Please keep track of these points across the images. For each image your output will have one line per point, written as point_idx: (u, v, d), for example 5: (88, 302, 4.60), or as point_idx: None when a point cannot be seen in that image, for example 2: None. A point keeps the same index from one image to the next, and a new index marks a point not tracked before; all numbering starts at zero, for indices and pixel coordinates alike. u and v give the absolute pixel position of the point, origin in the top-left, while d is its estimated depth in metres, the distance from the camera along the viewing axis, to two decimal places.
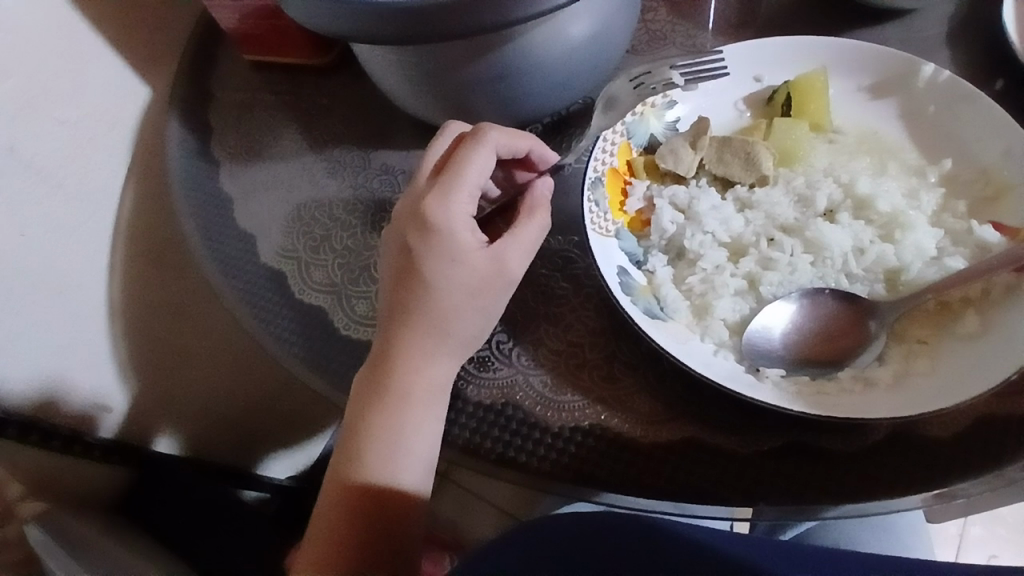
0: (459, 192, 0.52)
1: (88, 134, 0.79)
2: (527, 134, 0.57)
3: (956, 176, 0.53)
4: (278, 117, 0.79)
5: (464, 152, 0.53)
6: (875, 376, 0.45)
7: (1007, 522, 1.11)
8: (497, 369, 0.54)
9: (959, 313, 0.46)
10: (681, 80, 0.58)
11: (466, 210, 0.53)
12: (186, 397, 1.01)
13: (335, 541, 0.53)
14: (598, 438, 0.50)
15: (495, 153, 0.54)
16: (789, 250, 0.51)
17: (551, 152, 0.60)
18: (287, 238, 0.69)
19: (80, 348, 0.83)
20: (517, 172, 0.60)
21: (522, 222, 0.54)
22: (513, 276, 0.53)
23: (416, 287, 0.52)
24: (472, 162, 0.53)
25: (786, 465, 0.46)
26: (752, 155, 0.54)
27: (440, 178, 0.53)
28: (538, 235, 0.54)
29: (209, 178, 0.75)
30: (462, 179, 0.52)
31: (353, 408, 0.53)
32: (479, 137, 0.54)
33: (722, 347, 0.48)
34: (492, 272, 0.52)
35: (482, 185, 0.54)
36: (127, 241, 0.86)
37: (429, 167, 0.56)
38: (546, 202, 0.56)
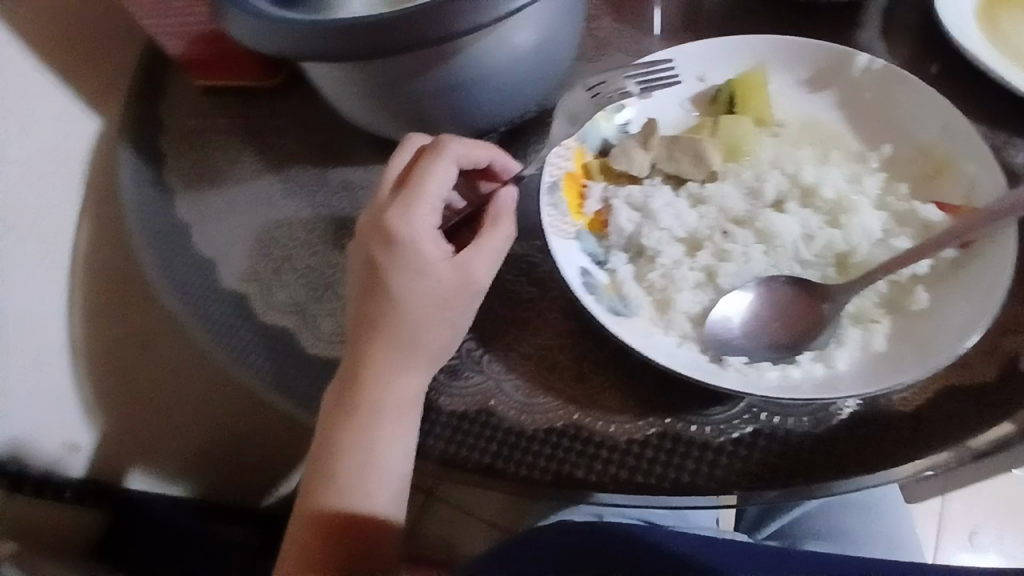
0: (420, 205, 0.53)
1: (37, 170, 0.77)
2: (487, 144, 0.58)
3: (897, 159, 0.56)
4: (234, 140, 0.78)
5: (424, 166, 0.54)
6: (833, 356, 0.47)
7: (984, 493, 1.15)
8: (469, 378, 0.55)
9: (909, 291, 0.49)
10: (635, 89, 0.59)
11: (429, 222, 0.53)
12: (157, 433, 0.99)
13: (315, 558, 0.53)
14: (574, 438, 0.50)
15: (456, 165, 0.55)
16: (742, 241, 0.52)
17: (514, 161, 0.60)
18: (250, 261, 0.68)
19: (41, 389, 0.80)
20: (481, 184, 0.61)
21: (485, 232, 0.54)
22: (480, 286, 0.53)
23: (382, 301, 0.52)
24: (432, 174, 0.53)
25: (756, 450, 0.48)
26: (700, 152, 0.55)
27: (402, 192, 0.54)
28: (503, 244, 0.54)
29: (167, 206, 0.74)
30: (423, 192, 0.53)
31: (326, 425, 0.54)
32: (439, 149, 0.55)
33: (686, 339, 0.49)
34: (458, 283, 0.52)
35: (444, 197, 0.54)
36: (85, 277, 0.84)
37: (390, 181, 0.56)
38: (511, 212, 0.56)
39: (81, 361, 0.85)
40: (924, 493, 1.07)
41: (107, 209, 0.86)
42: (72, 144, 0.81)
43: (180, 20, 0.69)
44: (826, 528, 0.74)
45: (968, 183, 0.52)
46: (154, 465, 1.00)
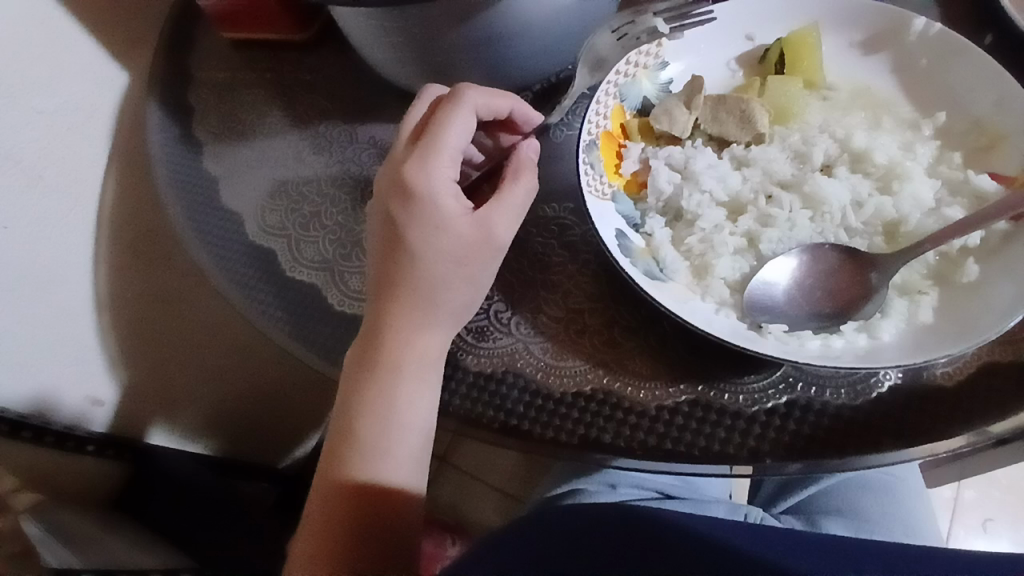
0: (439, 157, 0.51)
1: (67, 122, 0.77)
2: (508, 92, 0.56)
3: (951, 127, 0.52)
4: (260, 95, 0.77)
5: (442, 116, 0.52)
6: (879, 327, 0.44)
7: (1000, 485, 1.13)
8: (496, 338, 0.54)
9: (958, 262, 0.46)
10: (665, 27, 0.56)
11: (448, 175, 0.52)
12: (178, 386, 1.00)
13: (335, 515, 0.52)
14: (601, 403, 0.49)
15: (475, 115, 0.53)
16: (787, 206, 0.50)
17: (536, 111, 0.58)
18: (275, 216, 0.67)
19: (69, 341, 0.82)
20: (501, 135, 0.59)
21: (506, 185, 0.53)
22: (501, 242, 0.52)
23: (401, 256, 0.51)
24: (450, 124, 0.51)
25: (792, 421, 0.46)
26: (747, 112, 0.53)
27: (418, 144, 0.52)
28: (524, 198, 0.53)
29: (193, 160, 0.74)
30: (441, 143, 0.51)
31: (345, 381, 0.53)
32: (456, 99, 0.53)
33: (724, 305, 0.47)
34: (478, 238, 0.51)
35: (463, 148, 0.53)
36: (111, 231, 0.84)
37: (408, 132, 0.55)
38: (533, 163, 0.55)
39: (103, 310, 0.86)
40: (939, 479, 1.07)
41: (132, 164, 0.85)
42: (98, 96, 0.80)
43: None
44: (846, 506, 0.73)
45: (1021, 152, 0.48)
46: (173, 420, 1.02)
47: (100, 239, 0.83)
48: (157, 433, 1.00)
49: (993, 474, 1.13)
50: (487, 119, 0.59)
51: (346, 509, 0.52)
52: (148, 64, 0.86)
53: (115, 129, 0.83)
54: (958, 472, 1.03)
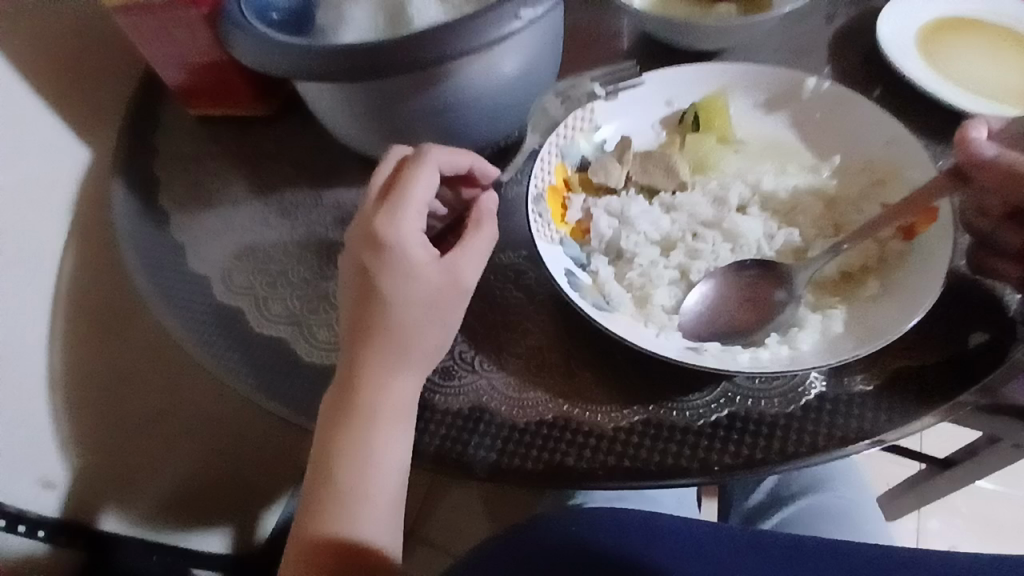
0: (407, 210, 0.55)
1: (29, 198, 0.78)
2: (468, 151, 0.61)
3: (845, 170, 0.61)
4: (226, 166, 0.82)
5: (409, 174, 0.56)
6: (797, 339, 0.51)
7: (959, 512, 1.24)
8: (461, 377, 0.57)
9: (859, 281, 0.54)
10: (602, 91, 0.66)
11: (415, 226, 0.56)
12: (133, 469, 0.98)
13: (314, 568, 0.52)
14: (563, 429, 0.53)
15: (438, 171, 0.58)
16: (711, 242, 0.57)
17: (492, 166, 0.63)
18: (244, 277, 0.70)
19: (21, 423, 0.80)
20: (462, 189, 0.64)
21: (469, 234, 0.58)
22: (467, 286, 0.57)
23: (374, 304, 0.54)
24: (417, 181, 0.56)
25: (735, 431, 0.51)
26: (672, 164, 0.61)
27: (387, 199, 0.56)
28: (486, 246, 0.58)
29: (161, 229, 0.76)
30: (409, 198, 0.56)
31: (322, 431, 0.54)
32: (421, 157, 0.58)
33: (665, 329, 0.53)
34: (447, 284, 0.55)
35: (429, 202, 0.57)
36: (66, 307, 0.84)
37: (375, 189, 0.58)
38: (492, 213, 0.59)
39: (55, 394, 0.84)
40: (902, 508, 1.18)
41: (93, 236, 0.87)
42: (61, 172, 0.82)
43: (183, 51, 0.75)
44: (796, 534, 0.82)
45: (911, 183, 0.57)
46: (127, 503, 0.99)
47: (56, 313, 0.83)
48: (109, 518, 0.96)
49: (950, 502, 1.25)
50: (448, 175, 0.63)
51: (327, 566, 0.51)
52: (110, 142, 0.89)
53: (76, 204, 0.85)
54: (919, 501, 1.14)
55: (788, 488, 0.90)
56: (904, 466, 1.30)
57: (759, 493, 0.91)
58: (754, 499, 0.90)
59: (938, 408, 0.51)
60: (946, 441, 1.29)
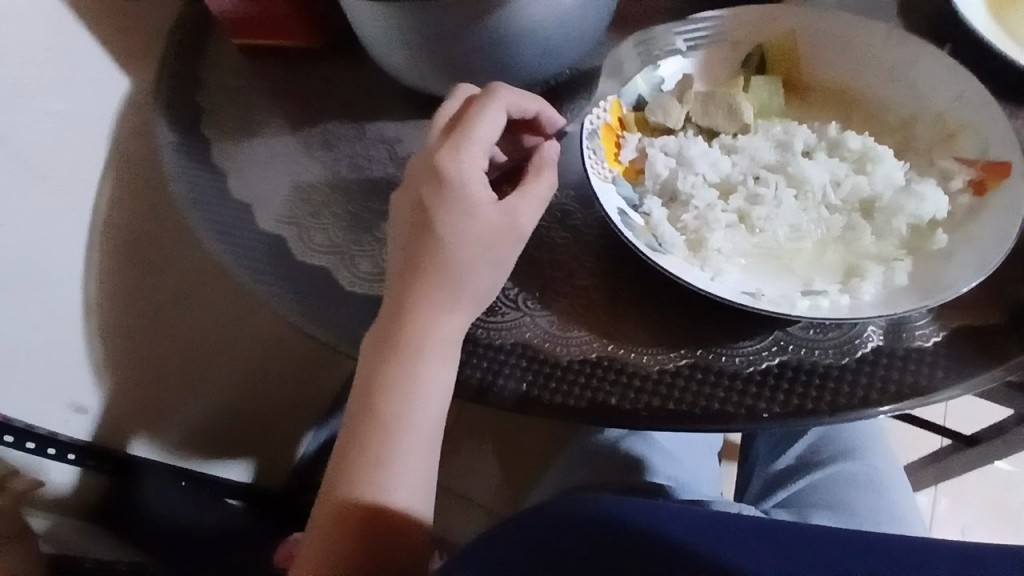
0: (472, 147, 0.54)
1: (67, 123, 0.76)
2: (535, 96, 0.59)
3: (915, 120, 0.58)
4: (270, 98, 0.80)
5: (475, 111, 0.55)
6: (859, 290, 0.48)
7: (973, 492, 1.23)
8: (504, 313, 0.56)
9: (927, 235, 0.51)
10: (683, 45, 0.62)
11: (479, 165, 0.55)
12: (166, 403, 0.99)
13: (350, 490, 0.52)
14: (607, 368, 0.52)
15: (506, 111, 0.56)
16: (773, 186, 0.54)
17: (557, 115, 0.61)
18: (287, 207, 0.69)
19: (54, 346, 0.79)
20: (524, 137, 0.62)
21: (530, 180, 0.57)
22: (524, 232, 0.55)
23: (430, 239, 0.53)
24: (483, 119, 0.55)
25: (785, 381, 0.50)
26: (734, 105, 0.58)
27: (452, 135, 0.55)
28: (546, 192, 0.57)
29: (203, 157, 0.75)
30: (473, 136, 0.54)
31: (368, 362, 0.54)
32: (489, 95, 0.56)
33: (720, 274, 0.51)
34: (503, 226, 0.54)
35: (494, 142, 0.56)
36: (108, 232, 0.83)
37: (440, 126, 0.57)
38: (553, 163, 0.59)
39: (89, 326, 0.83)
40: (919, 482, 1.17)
41: (132, 168, 0.85)
42: (103, 101, 0.81)
43: None
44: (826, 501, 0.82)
45: (978, 141, 0.54)
46: (155, 434, 0.98)
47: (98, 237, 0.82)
48: (137, 444, 0.95)
49: (963, 483, 1.24)
50: (512, 121, 0.61)
51: (365, 483, 0.52)
52: (151, 68, 0.87)
53: (117, 130, 0.83)
54: (937, 477, 1.14)
55: (817, 455, 0.88)
56: (923, 442, 1.29)
57: (788, 457, 0.89)
58: (782, 463, 0.89)
59: (997, 372, 0.48)
60: (968, 421, 1.27)
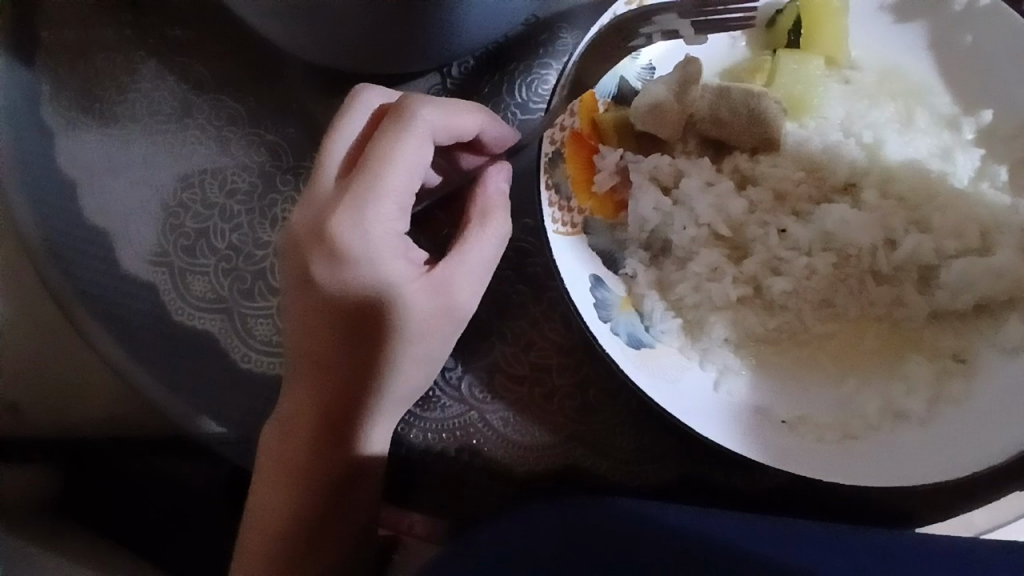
0: (379, 205, 0.38)
1: None
2: (475, 106, 0.41)
3: (996, 129, 0.41)
4: (115, 51, 0.57)
5: (384, 146, 0.37)
6: (908, 408, 0.37)
7: None
8: (444, 406, 0.43)
9: (999, 318, 0.38)
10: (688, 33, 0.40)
11: (393, 229, 0.39)
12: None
13: None
14: (576, 486, 0.41)
15: (430, 140, 0.39)
16: (802, 244, 0.40)
17: (507, 128, 0.43)
18: (154, 235, 0.51)
19: None
20: (461, 157, 0.43)
21: (468, 236, 0.40)
22: (462, 313, 0.40)
23: (330, 337, 0.40)
24: (395, 161, 0.37)
25: (796, 505, 0.40)
26: (757, 111, 0.40)
27: (350, 185, 0.38)
28: (493, 252, 0.40)
29: (40, 144, 0.54)
30: (382, 188, 0.37)
31: (265, 485, 0.42)
32: (405, 117, 0.38)
33: (724, 376, 0.38)
34: (433, 312, 0.39)
35: (414, 188, 0.39)
36: None
37: (337, 158, 0.40)
38: (504, 203, 0.41)
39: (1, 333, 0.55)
40: None
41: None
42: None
43: None
44: None
45: None
46: None
47: None
48: None
49: None
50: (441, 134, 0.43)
51: None
52: None
53: None
54: None
55: None
56: None
57: None
58: None
59: None
60: None
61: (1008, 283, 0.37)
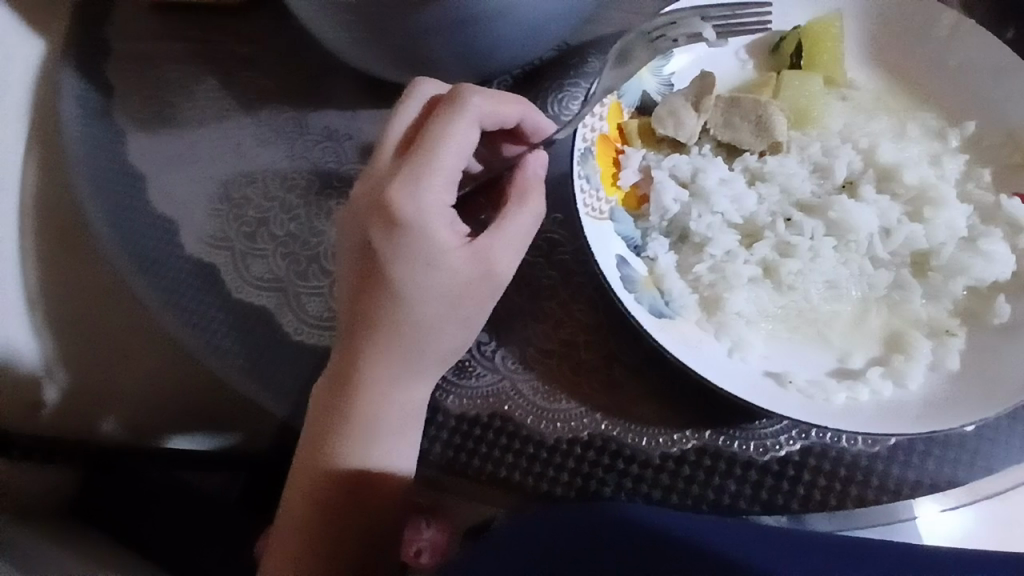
0: (432, 176, 0.43)
1: None
2: (517, 98, 0.47)
3: (981, 139, 0.47)
4: (190, 68, 0.64)
5: (438, 127, 0.43)
6: (904, 372, 0.41)
7: None
8: (480, 376, 0.47)
9: (989, 299, 0.42)
10: (711, 34, 0.48)
11: (442, 200, 0.43)
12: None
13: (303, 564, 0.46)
14: (602, 451, 0.44)
15: (478, 123, 0.44)
16: (807, 233, 0.45)
17: (545, 119, 0.49)
18: (216, 223, 0.57)
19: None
20: (504, 146, 0.49)
21: (508, 212, 0.45)
22: (501, 280, 0.44)
23: (381, 296, 0.43)
24: (448, 138, 0.43)
25: (808, 471, 0.43)
26: (764, 117, 0.46)
27: (407, 159, 0.43)
28: (531, 226, 0.45)
29: (115, 146, 0.61)
30: (434, 162, 0.43)
31: (313, 437, 0.45)
32: (456, 102, 0.44)
33: (739, 346, 0.42)
34: (475, 276, 0.44)
35: (462, 165, 0.44)
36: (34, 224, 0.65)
37: (395, 139, 0.45)
38: (541, 183, 0.46)
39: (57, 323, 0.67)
40: None
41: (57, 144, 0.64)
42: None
43: None
44: None
45: None
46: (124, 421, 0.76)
47: None
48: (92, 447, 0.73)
49: None
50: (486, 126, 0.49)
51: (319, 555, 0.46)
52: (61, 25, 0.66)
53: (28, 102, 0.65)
54: None
55: None
56: None
57: None
58: None
59: None
60: None
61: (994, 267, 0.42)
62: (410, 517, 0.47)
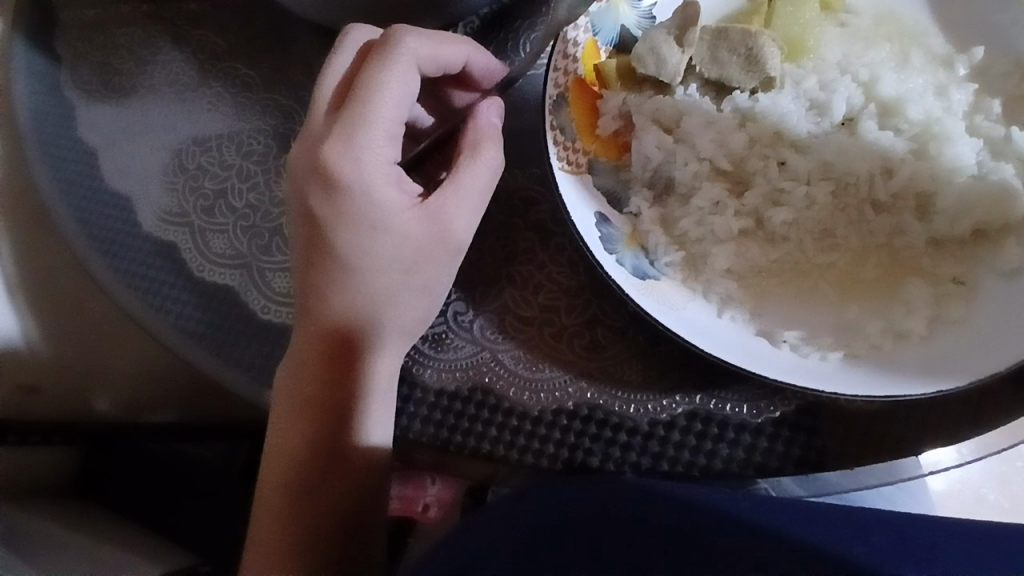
0: (370, 132, 0.40)
1: None
2: (459, 37, 0.43)
3: (988, 68, 0.43)
4: (137, 31, 0.58)
5: (370, 76, 0.39)
6: (907, 325, 0.38)
7: None
8: (457, 347, 0.45)
9: (995, 242, 0.39)
10: None
11: (384, 155, 0.41)
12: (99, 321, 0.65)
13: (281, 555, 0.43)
14: (587, 419, 0.42)
15: (416, 66, 0.41)
16: (802, 176, 0.42)
17: (494, 60, 0.45)
18: (172, 197, 0.53)
19: None
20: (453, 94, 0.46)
21: (461, 165, 0.41)
22: (459, 238, 0.42)
23: (328, 262, 0.42)
24: (383, 88, 0.39)
25: (803, 432, 0.41)
26: (754, 50, 0.41)
27: (340, 114, 0.40)
28: (487, 180, 0.42)
29: (66, 121, 0.56)
30: (370, 114, 0.40)
31: (277, 416, 0.44)
32: (389, 46, 0.40)
33: (728, 305, 0.40)
34: (428, 235, 0.41)
35: (402, 116, 0.41)
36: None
37: (330, 93, 0.42)
38: (496, 134, 0.42)
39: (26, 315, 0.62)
40: None
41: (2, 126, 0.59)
42: None
43: None
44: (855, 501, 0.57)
45: None
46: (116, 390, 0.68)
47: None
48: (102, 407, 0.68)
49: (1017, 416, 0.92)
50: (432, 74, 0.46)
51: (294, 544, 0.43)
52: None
53: None
54: None
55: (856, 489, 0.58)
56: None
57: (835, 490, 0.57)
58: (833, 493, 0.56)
59: None
60: None
61: (995, 208, 0.39)
62: (420, 477, 0.54)
